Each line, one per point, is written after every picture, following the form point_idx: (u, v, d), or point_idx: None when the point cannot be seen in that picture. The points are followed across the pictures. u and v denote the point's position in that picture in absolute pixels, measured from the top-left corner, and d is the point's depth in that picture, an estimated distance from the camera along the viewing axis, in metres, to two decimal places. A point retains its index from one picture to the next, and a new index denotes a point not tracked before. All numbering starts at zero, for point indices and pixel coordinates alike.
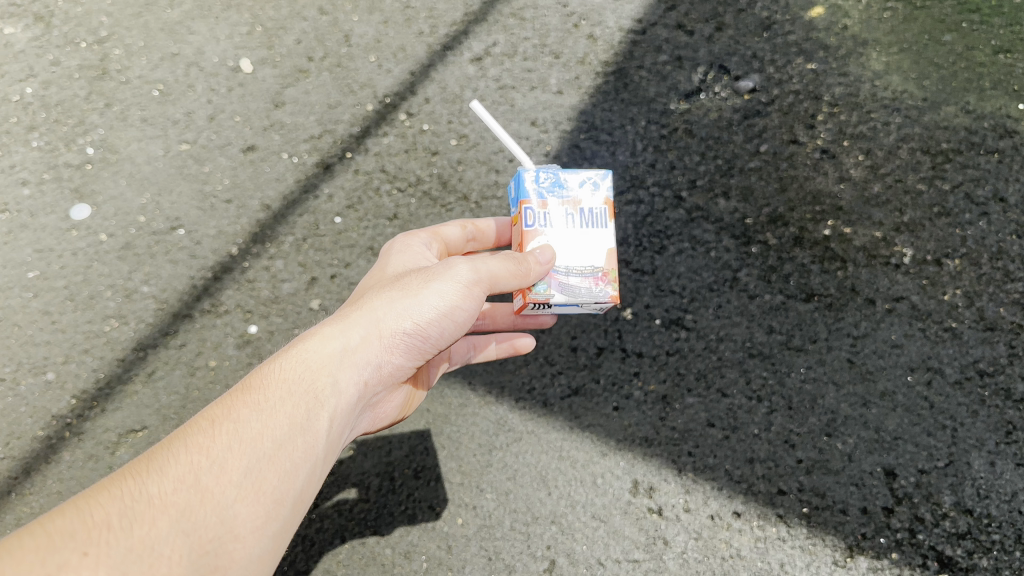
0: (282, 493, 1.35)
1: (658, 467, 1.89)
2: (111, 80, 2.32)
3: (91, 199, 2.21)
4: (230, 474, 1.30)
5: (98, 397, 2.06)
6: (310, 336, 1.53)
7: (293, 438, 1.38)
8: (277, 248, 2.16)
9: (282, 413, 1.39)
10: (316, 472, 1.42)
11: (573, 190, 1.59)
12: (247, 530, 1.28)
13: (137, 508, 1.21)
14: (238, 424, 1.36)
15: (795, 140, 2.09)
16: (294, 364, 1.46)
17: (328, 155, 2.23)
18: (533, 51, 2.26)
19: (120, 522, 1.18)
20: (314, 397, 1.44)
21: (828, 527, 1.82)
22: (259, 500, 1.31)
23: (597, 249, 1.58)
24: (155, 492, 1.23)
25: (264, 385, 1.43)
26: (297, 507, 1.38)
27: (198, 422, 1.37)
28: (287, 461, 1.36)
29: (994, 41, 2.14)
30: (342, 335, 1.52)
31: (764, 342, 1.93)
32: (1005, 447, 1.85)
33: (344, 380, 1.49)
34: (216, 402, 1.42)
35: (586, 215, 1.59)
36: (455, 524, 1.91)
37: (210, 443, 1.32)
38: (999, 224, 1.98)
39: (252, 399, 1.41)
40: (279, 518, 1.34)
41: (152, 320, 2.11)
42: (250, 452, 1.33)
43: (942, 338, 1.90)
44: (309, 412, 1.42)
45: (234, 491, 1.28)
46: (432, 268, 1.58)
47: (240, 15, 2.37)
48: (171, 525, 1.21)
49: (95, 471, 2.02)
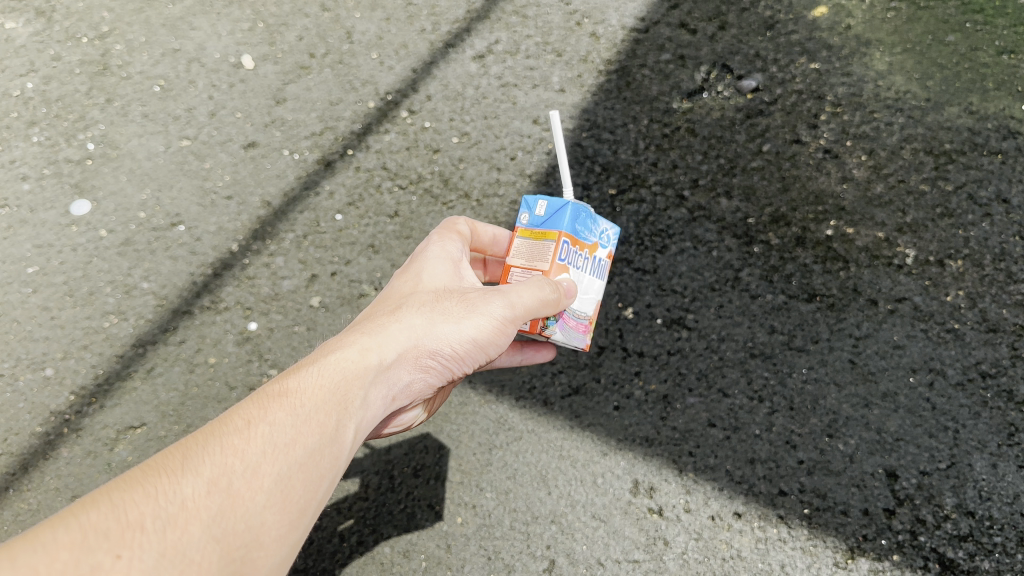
0: (306, 503, 1.28)
1: (659, 467, 1.88)
2: (111, 75, 2.34)
3: (92, 194, 2.22)
4: (262, 481, 1.23)
5: (96, 394, 2.04)
6: (344, 343, 1.47)
7: (322, 449, 1.32)
8: (278, 245, 2.15)
9: (316, 422, 1.33)
10: (336, 484, 1.36)
11: (593, 238, 1.62)
12: (271, 538, 1.21)
13: (170, 510, 1.12)
14: (272, 428, 1.29)
15: (798, 139, 2.08)
16: (329, 370, 1.40)
17: (329, 152, 2.23)
18: (535, 49, 2.27)
19: (155, 522, 1.10)
20: (345, 406, 1.38)
21: (829, 529, 1.80)
22: (286, 509, 1.24)
23: (590, 301, 1.66)
24: (189, 494, 1.15)
25: (299, 390, 1.37)
26: (317, 517, 1.32)
27: (229, 422, 1.29)
28: (314, 472, 1.30)
29: (999, 42, 2.12)
30: (378, 345, 1.47)
31: (766, 342, 1.93)
32: (1007, 450, 1.81)
33: (374, 392, 1.44)
34: (246, 402, 1.35)
35: (596, 263, 1.65)
36: (454, 524, 1.91)
37: (244, 446, 1.25)
38: (1002, 225, 1.95)
39: (286, 403, 1.34)
40: (299, 530, 1.27)
41: (151, 316, 2.10)
42: (283, 459, 1.26)
43: (944, 339, 1.88)
44: (339, 423, 1.36)
45: (264, 498, 1.21)
46: (472, 294, 1.54)
47: (242, 11, 2.40)
48: (203, 530, 1.13)
49: (93, 468, 2.00)
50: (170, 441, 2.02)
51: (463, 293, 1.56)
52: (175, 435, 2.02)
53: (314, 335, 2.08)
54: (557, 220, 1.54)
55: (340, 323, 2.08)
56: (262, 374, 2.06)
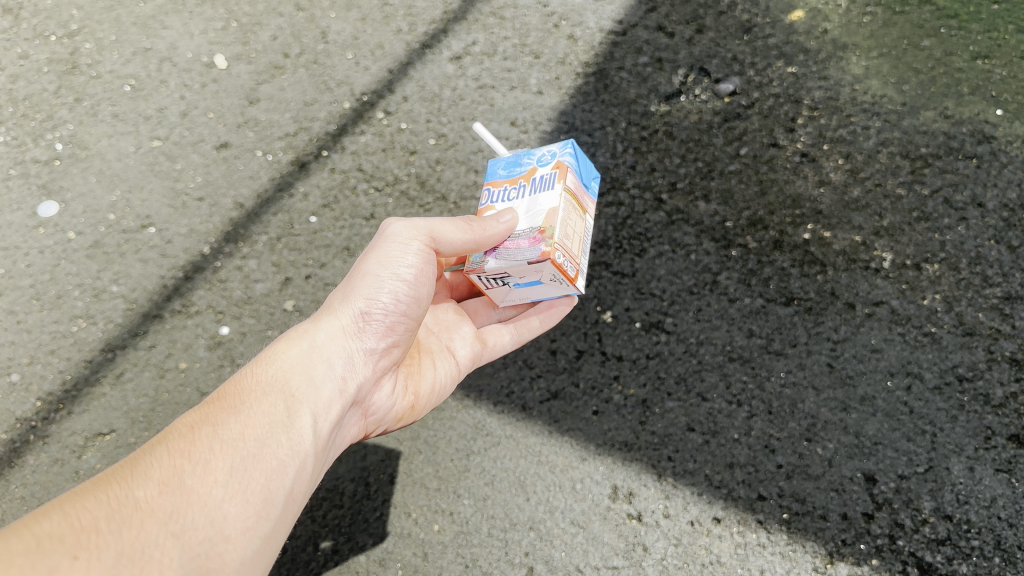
0: (270, 493, 1.31)
1: (638, 472, 1.86)
2: (81, 74, 2.33)
3: (60, 196, 2.19)
4: (215, 475, 1.27)
5: (63, 400, 1.99)
6: (280, 343, 1.51)
7: (274, 436, 1.35)
8: (250, 248, 2.12)
9: (262, 411, 1.37)
10: (305, 471, 1.38)
11: (531, 164, 1.60)
12: (237, 531, 1.24)
13: (125, 512, 1.16)
14: (217, 427, 1.34)
15: (775, 143, 2.08)
16: (265, 368, 1.45)
17: (304, 153, 2.20)
18: (513, 51, 2.27)
19: (109, 524, 1.13)
20: (289, 394, 1.42)
21: (809, 533, 1.78)
22: (246, 499, 1.27)
23: (538, 214, 1.51)
24: (142, 496, 1.19)
25: (240, 391, 1.41)
26: (290, 507, 1.35)
27: (176, 431, 1.34)
28: (272, 460, 1.33)
29: (972, 47, 2.13)
30: (307, 335, 1.51)
31: (744, 346, 1.92)
32: (984, 453, 1.79)
33: (319, 374, 1.47)
34: (192, 411, 1.39)
35: (537, 182, 1.57)
36: (431, 531, 1.88)
37: (192, 447, 1.29)
38: (978, 229, 1.95)
39: (229, 404, 1.38)
40: (270, 521, 1.30)
41: (121, 320, 2.06)
42: (232, 452, 1.30)
43: (922, 343, 1.88)
44: (288, 410, 1.39)
45: (221, 491, 1.26)
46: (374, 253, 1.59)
47: (215, 10, 2.40)
48: (161, 527, 1.17)
49: (60, 477, 1.93)
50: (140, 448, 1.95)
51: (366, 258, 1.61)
52: (146, 442, 1.96)
53: None
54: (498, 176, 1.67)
55: None
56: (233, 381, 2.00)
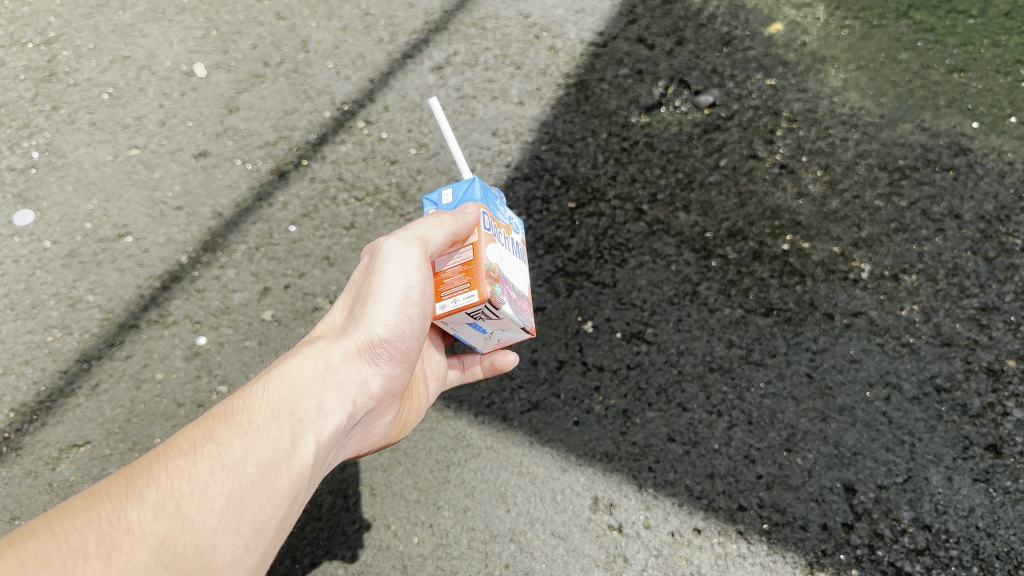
0: (263, 524, 1.26)
1: (618, 483, 1.85)
2: (58, 82, 2.33)
3: (35, 205, 2.18)
4: (212, 502, 1.21)
5: (38, 411, 1.97)
6: (290, 358, 1.46)
7: (276, 464, 1.30)
8: (229, 257, 2.10)
9: (267, 435, 1.31)
10: (298, 500, 1.34)
11: (506, 220, 1.69)
12: (226, 562, 1.19)
13: (115, 537, 1.09)
14: (220, 447, 1.27)
15: (754, 155, 2.10)
16: (275, 385, 1.39)
17: (283, 162, 2.19)
18: (494, 62, 2.28)
19: (99, 549, 1.06)
20: (298, 417, 1.36)
21: (789, 544, 1.77)
22: (240, 532, 1.22)
23: (521, 282, 1.69)
24: (135, 519, 1.12)
25: (246, 409, 1.34)
26: (278, 536, 1.30)
27: (175, 444, 1.27)
28: (271, 489, 1.28)
29: (949, 61, 2.15)
30: (322, 355, 1.46)
31: (724, 356, 1.92)
32: (962, 463, 1.79)
33: (330, 399, 1.43)
34: (192, 425, 1.32)
35: (512, 244, 1.70)
36: (410, 543, 1.87)
37: (191, 468, 1.22)
38: (955, 240, 1.96)
39: (234, 423, 1.31)
40: (259, 552, 1.25)
41: (97, 330, 2.03)
42: (232, 478, 1.24)
43: (900, 353, 1.88)
44: (293, 437, 1.34)
45: (215, 520, 1.19)
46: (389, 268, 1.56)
47: (194, 19, 2.40)
48: (150, 555, 1.11)
49: (33, 489, 1.91)
50: (114, 460, 1.92)
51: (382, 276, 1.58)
52: (121, 454, 1.93)
53: (265, 349, 2.01)
54: (468, 198, 1.59)
55: (293, 337, 2.01)
56: (210, 392, 1.98)
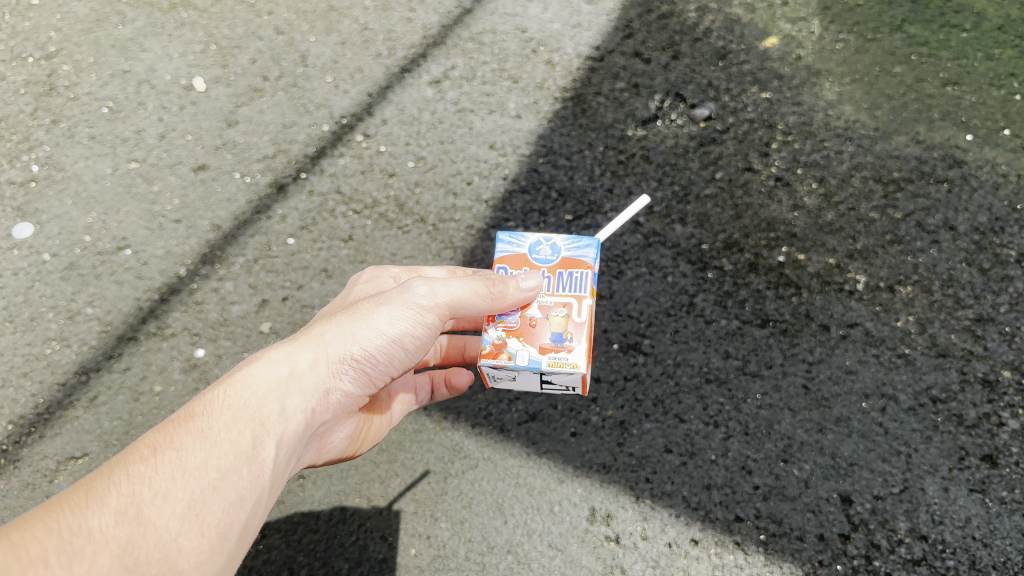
0: (226, 527, 1.26)
1: (615, 494, 1.86)
2: (58, 97, 2.35)
3: (35, 217, 2.19)
4: (174, 506, 1.22)
5: (36, 423, 1.96)
6: (255, 359, 1.45)
7: (238, 466, 1.30)
8: (227, 270, 2.11)
9: (227, 438, 1.32)
10: (259, 503, 1.34)
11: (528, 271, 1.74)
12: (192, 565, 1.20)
13: (76, 543, 1.10)
14: (180, 452, 1.28)
15: (750, 167, 2.11)
16: (239, 389, 1.38)
17: (282, 175, 2.21)
18: (491, 75, 2.30)
19: (60, 557, 1.08)
20: (259, 423, 1.36)
21: (785, 555, 1.77)
22: (203, 533, 1.23)
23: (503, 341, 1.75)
24: (95, 525, 1.14)
25: (206, 413, 1.35)
26: (240, 540, 1.30)
27: (135, 451, 1.28)
28: (231, 492, 1.28)
29: (943, 74, 2.17)
30: (289, 359, 1.46)
31: (721, 367, 1.93)
32: (959, 473, 1.80)
33: (292, 405, 1.43)
34: (153, 431, 1.33)
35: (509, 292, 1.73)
36: (408, 556, 1.87)
37: (152, 473, 1.23)
38: (950, 252, 1.98)
39: (194, 428, 1.32)
40: (222, 554, 1.26)
41: (95, 343, 2.04)
42: (194, 481, 1.25)
43: (896, 364, 1.89)
44: (254, 440, 1.34)
45: (178, 524, 1.20)
46: (385, 293, 1.56)
47: (194, 33, 2.42)
48: (113, 561, 1.12)
49: (31, 501, 1.90)
50: None
51: (372, 296, 1.58)
52: None
53: None
54: None
55: None
56: None
